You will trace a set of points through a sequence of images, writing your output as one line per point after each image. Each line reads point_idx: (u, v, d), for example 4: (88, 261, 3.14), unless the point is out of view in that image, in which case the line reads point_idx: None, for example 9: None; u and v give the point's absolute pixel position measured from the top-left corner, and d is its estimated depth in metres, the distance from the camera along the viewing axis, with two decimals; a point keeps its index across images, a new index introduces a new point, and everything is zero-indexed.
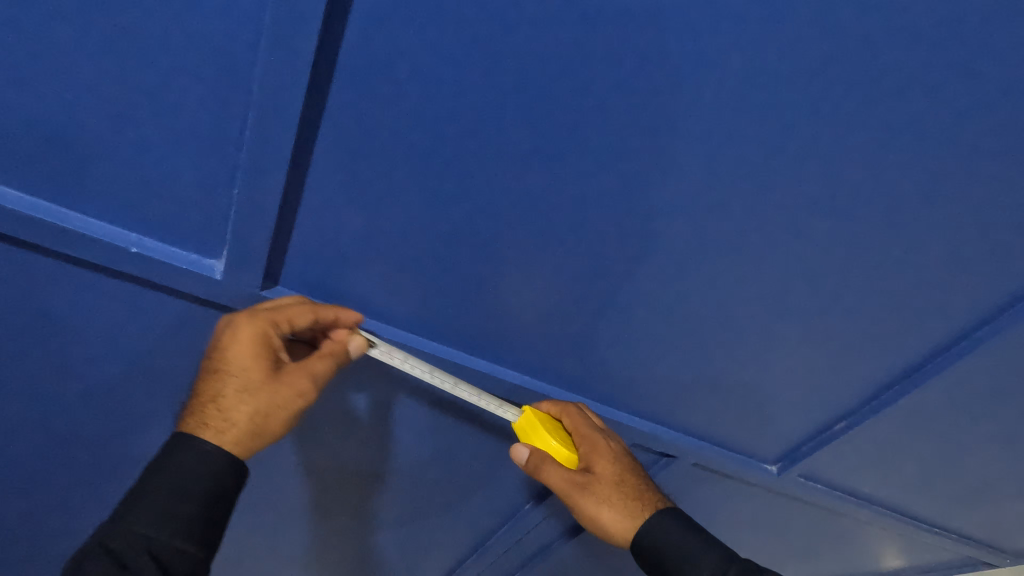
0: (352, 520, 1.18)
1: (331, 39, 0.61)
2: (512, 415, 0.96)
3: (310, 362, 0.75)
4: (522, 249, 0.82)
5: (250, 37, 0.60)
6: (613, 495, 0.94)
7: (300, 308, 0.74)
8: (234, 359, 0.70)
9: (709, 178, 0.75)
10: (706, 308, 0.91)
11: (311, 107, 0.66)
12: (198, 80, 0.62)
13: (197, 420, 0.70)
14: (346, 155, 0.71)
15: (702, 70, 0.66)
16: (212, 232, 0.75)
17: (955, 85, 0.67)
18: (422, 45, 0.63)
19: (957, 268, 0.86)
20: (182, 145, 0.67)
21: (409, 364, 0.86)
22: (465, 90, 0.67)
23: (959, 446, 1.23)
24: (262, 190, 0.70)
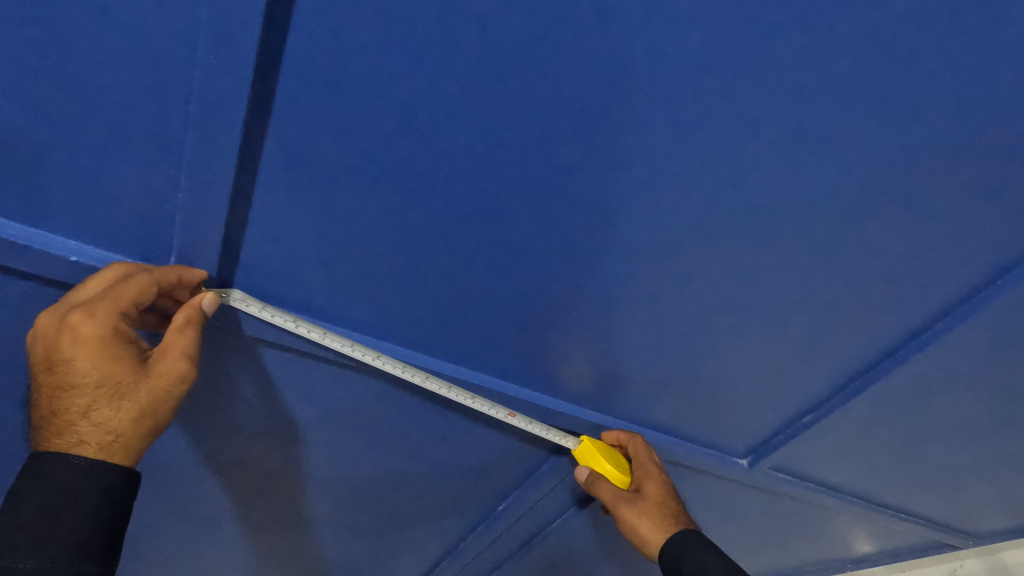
0: (309, 522, 1.12)
1: (275, 28, 0.54)
2: (416, 375, 0.84)
3: (172, 338, 0.64)
4: (494, 253, 0.75)
5: (187, 29, 0.53)
6: (653, 513, 1.01)
7: (142, 281, 0.60)
8: (90, 366, 0.60)
9: (694, 184, 0.70)
10: (687, 309, 0.86)
11: (257, 111, 0.58)
12: (131, 67, 0.54)
13: (70, 439, 0.62)
14: (301, 159, 0.62)
15: (685, 71, 0.60)
16: (156, 244, 0.67)
17: (958, 83, 0.62)
18: (379, 46, 0.56)
19: (946, 268, 0.83)
20: (117, 149, 0.59)
21: (269, 313, 0.73)
22: (433, 93, 0.60)
23: (930, 440, 1.22)
24: (210, 193, 0.63)
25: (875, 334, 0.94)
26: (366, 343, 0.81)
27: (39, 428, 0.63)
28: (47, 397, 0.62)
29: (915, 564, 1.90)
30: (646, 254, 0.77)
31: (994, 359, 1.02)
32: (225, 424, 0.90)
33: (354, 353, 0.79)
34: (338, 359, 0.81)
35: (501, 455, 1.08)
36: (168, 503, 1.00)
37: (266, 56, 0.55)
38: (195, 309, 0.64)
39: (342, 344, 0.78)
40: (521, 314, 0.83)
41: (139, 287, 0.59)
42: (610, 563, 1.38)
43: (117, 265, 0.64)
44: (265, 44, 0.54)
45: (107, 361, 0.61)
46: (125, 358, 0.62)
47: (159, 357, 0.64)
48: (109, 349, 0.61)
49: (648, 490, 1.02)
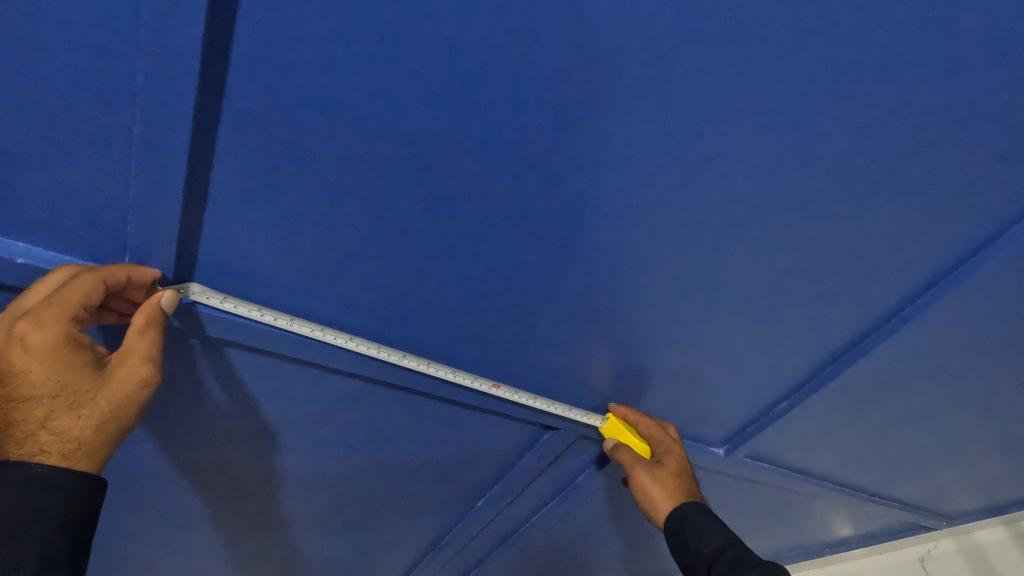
0: (287, 522, 1.12)
1: (218, 32, 0.51)
2: (393, 353, 0.83)
3: (130, 341, 0.63)
4: (464, 250, 0.74)
5: (124, 31, 0.50)
6: (668, 481, 0.99)
7: (92, 284, 0.59)
8: (45, 376, 0.59)
9: (659, 175, 0.70)
10: (656, 298, 0.86)
11: (205, 115, 0.56)
12: (70, 70, 0.52)
13: (29, 449, 0.60)
14: (256, 162, 0.60)
15: (645, 64, 0.59)
16: (109, 248, 0.65)
17: (912, 71, 0.63)
18: (331, 47, 0.53)
19: (908, 252, 0.84)
20: (60, 155, 0.57)
21: (232, 304, 0.71)
22: (389, 93, 0.57)
23: (899, 422, 1.24)
24: (163, 198, 0.61)
25: (842, 319, 0.95)
26: (337, 327, 0.79)
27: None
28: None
29: (892, 545, 1.94)
30: (615, 246, 0.78)
31: (958, 342, 1.04)
32: (196, 427, 0.89)
33: (325, 338, 0.78)
34: (308, 352, 0.80)
35: (477, 447, 1.09)
36: (141, 507, 0.99)
37: (213, 57, 0.52)
38: (154, 309, 0.64)
39: (311, 329, 0.77)
40: (492, 308, 0.83)
41: (87, 288, 0.58)
42: (591, 550, 1.41)
43: (65, 269, 0.61)
44: (210, 45, 0.52)
45: (63, 369, 0.59)
46: (82, 365, 0.61)
47: (118, 361, 0.63)
48: (65, 357, 0.59)
49: (667, 461, 1.02)
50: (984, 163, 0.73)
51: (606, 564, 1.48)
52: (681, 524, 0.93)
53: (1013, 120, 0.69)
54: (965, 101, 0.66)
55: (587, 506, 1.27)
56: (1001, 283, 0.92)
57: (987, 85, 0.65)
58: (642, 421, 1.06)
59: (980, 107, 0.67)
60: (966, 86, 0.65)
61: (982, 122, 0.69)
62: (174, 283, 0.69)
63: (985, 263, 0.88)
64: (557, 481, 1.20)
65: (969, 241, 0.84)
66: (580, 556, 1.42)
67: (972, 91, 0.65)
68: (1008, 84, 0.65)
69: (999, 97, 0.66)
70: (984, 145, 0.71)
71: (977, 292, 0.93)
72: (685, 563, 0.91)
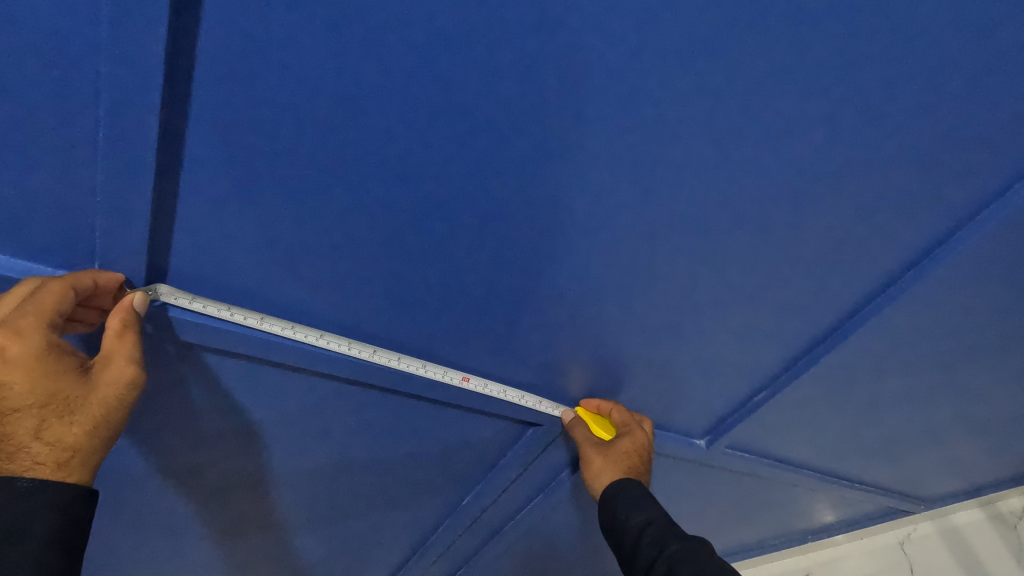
0: (274, 522, 1.13)
1: (181, 41, 0.52)
2: (364, 351, 0.84)
3: (109, 345, 0.64)
4: (439, 248, 0.76)
5: (88, 44, 0.51)
6: (613, 460, 1.02)
7: (60, 289, 0.60)
8: (32, 386, 0.59)
9: (624, 172, 0.72)
10: (628, 292, 0.89)
11: (171, 122, 0.57)
12: (34, 75, 0.52)
13: (23, 462, 0.60)
14: (226, 164, 0.61)
15: (602, 66, 0.61)
16: (81, 259, 0.66)
17: (861, 69, 0.65)
18: (294, 55, 0.55)
19: (870, 241, 0.87)
20: (28, 166, 0.58)
21: (202, 304, 0.72)
22: (354, 98, 0.59)
23: (870, 409, 1.28)
24: (133, 203, 0.61)
25: (810, 309, 0.98)
26: (308, 324, 0.80)
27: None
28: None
29: (874, 531, 1.99)
30: (587, 242, 0.80)
31: (925, 329, 1.08)
32: (178, 430, 0.90)
33: (296, 336, 0.79)
34: (283, 353, 0.80)
35: (459, 444, 1.10)
36: (126, 512, 0.99)
37: (177, 59, 0.53)
38: (127, 310, 0.65)
39: (282, 327, 0.78)
40: (470, 305, 0.85)
41: (57, 294, 0.59)
42: (578, 543, 1.43)
43: (30, 281, 0.62)
44: (174, 46, 0.52)
45: (50, 378, 0.60)
46: (67, 372, 0.61)
47: (102, 366, 0.64)
48: (48, 365, 0.60)
49: (622, 442, 1.03)
50: (941, 154, 0.76)
51: (593, 559, 1.50)
52: (619, 501, 0.96)
53: (965, 112, 0.71)
54: (919, 94, 0.69)
55: (571, 502, 1.29)
56: (960, 269, 0.96)
57: (939, 79, 0.67)
58: (615, 408, 1.08)
59: (934, 100, 0.70)
60: (919, 79, 0.67)
61: (936, 115, 0.71)
62: (142, 285, 0.69)
63: (946, 251, 0.91)
64: (541, 477, 1.22)
65: (927, 230, 0.88)
66: (567, 550, 1.44)
67: (926, 84, 0.68)
68: (958, 76, 0.67)
69: (951, 90, 0.69)
70: (940, 137, 0.74)
71: (941, 280, 0.97)
72: (610, 533, 0.96)
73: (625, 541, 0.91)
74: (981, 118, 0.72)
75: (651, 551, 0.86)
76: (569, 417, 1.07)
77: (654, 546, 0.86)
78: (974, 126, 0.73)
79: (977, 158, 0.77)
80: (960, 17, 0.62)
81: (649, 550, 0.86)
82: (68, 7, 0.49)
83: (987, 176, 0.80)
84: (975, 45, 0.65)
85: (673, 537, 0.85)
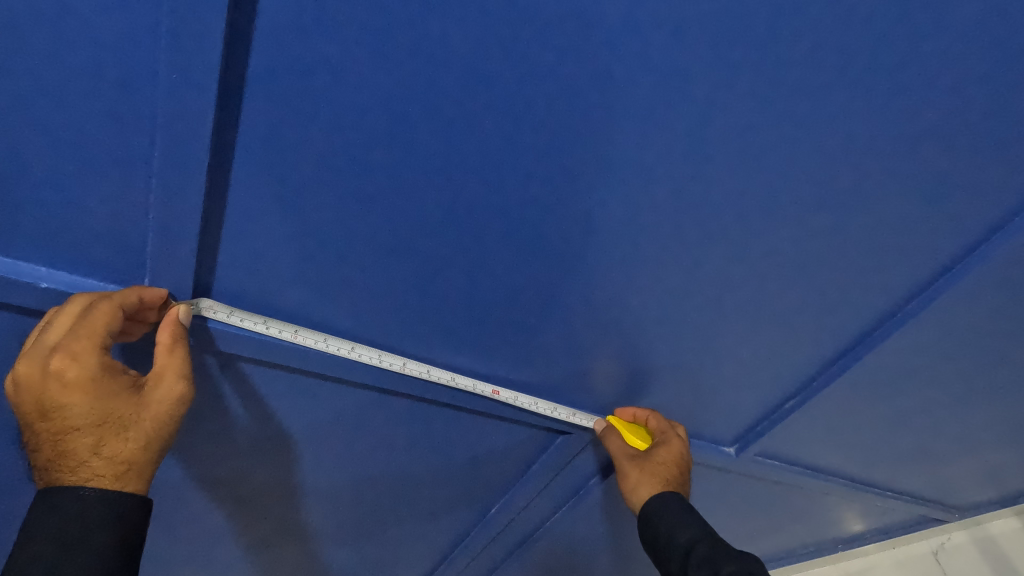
0: (305, 531, 1.14)
1: (234, 60, 0.54)
2: (396, 363, 0.85)
3: (159, 362, 0.66)
4: (474, 259, 0.77)
5: (146, 63, 0.53)
6: (652, 474, 1.01)
7: (109, 308, 0.61)
8: (89, 406, 0.61)
9: (659, 179, 0.72)
10: (661, 299, 0.89)
11: (221, 137, 0.59)
12: (92, 93, 0.54)
13: (82, 475, 0.62)
14: (271, 177, 0.63)
15: (638, 75, 0.62)
16: (131, 271, 0.68)
17: (900, 73, 0.65)
18: (339, 70, 0.56)
19: (906, 247, 0.87)
20: (83, 181, 0.59)
21: (239, 318, 0.73)
22: (395, 112, 0.60)
23: (905, 417, 1.27)
24: (182, 217, 0.62)
25: (843, 315, 0.98)
26: (340, 336, 0.81)
27: (44, 470, 0.63)
28: (48, 442, 0.62)
29: (906, 540, 1.96)
30: (621, 250, 0.80)
31: (964, 335, 1.07)
32: (218, 438, 0.92)
33: (329, 348, 0.80)
34: (319, 365, 0.82)
35: (491, 452, 1.11)
36: (166, 520, 1.01)
37: (229, 78, 0.55)
38: (175, 325, 0.66)
39: (315, 340, 0.78)
40: (503, 314, 0.86)
41: (108, 315, 0.61)
42: (606, 552, 1.42)
43: (81, 297, 0.62)
44: (227, 65, 0.54)
45: (104, 398, 0.62)
46: (120, 392, 0.64)
47: (155, 383, 0.66)
48: (103, 385, 0.62)
49: (659, 452, 1.03)
50: (979, 159, 0.76)
51: (621, 567, 1.50)
52: (657, 514, 0.97)
53: (1004, 116, 0.71)
54: (958, 98, 0.68)
55: (601, 509, 1.29)
56: (998, 274, 0.94)
57: (979, 80, 0.67)
58: (652, 415, 1.08)
59: (973, 103, 0.69)
60: (958, 81, 0.67)
61: (975, 119, 0.71)
62: (185, 299, 0.71)
63: (986, 256, 0.90)
64: (571, 485, 1.22)
65: (962, 235, 0.87)
66: (597, 558, 1.44)
67: (964, 89, 0.68)
68: (999, 79, 0.67)
69: (990, 94, 0.69)
70: (978, 141, 0.74)
71: (980, 285, 0.96)
72: (656, 558, 0.95)
73: (672, 562, 0.91)
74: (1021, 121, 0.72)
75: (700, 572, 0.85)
76: (601, 426, 1.07)
77: (704, 566, 0.85)
78: (1015, 128, 0.73)
79: (1016, 163, 0.77)
80: (1002, 19, 0.62)
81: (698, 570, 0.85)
82: (130, 27, 0.51)
83: None
84: (1017, 48, 0.64)
85: (722, 556, 0.85)
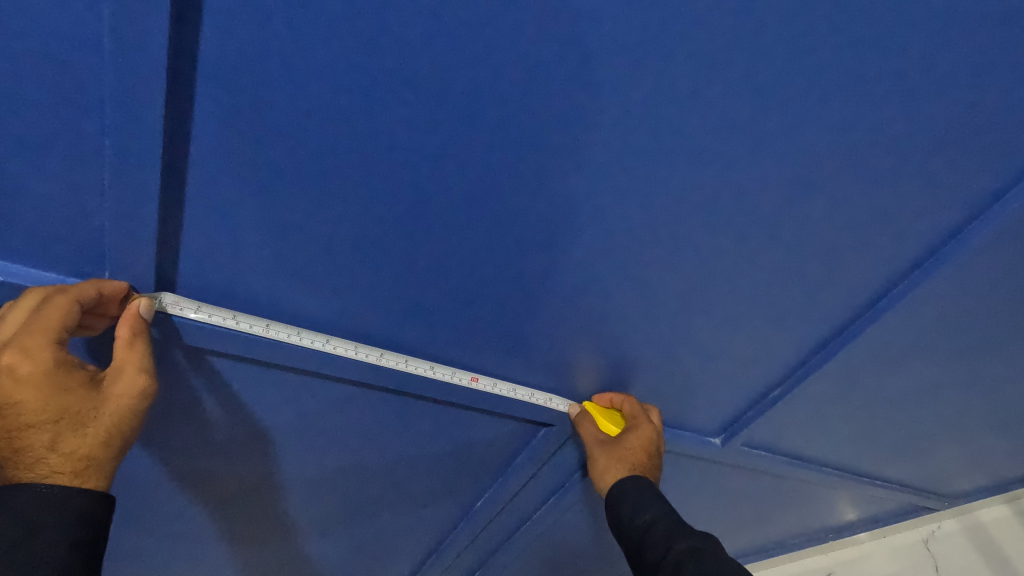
0: (287, 527, 1.14)
1: (184, 46, 0.53)
2: (371, 355, 0.85)
3: (118, 356, 0.65)
4: (446, 248, 0.76)
5: (93, 51, 0.52)
6: (621, 459, 1.01)
7: (64, 303, 0.60)
8: (45, 402, 0.61)
9: (627, 166, 0.72)
10: (636, 288, 0.89)
11: (175, 126, 0.58)
12: (39, 82, 0.53)
13: (40, 471, 0.61)
14: (229, 167, 0.62)
15: (599, 59, 0.61)
16: (92, 265, 0.67)
17: (865, 56, 0.64)
18: (293, 56, 0.55)
19: (882, 233, 0.87)
20: (35, 172, 0.58)
21: (207, 313, 0.72)
22: (353, 98, 0.59)
23: (889, 405, 1.27)
24: (139, 208, 0.62)
25: (822, 302, 0.98)
26: (314, 329, 0.81)
27: (1, 468, 0.62)
28: (2, 440, 0.61)
29: (897, 527, 1.96)
30: (594, 238, 0.80)
31: (943, 321, 1.07)
32: (193, 434, 0.91)
33: (303, 341, 0.79)
34: (292, 359, 0.81)
35: (472, 444, 1.11)
36: (145, 517, 1.01)
37: (179, 65, 0.54)
38: (134, 318, 0.66)
39: (288, 333, 0.78)
40: (478, 305, 0.85)
41: (62, 310, 0.60)
42: (593, 543, 1.43)
43: (36, 292, 0.62)
44: (176, 51, 0.53)
45: (60, 394, 0.61)
46: (78, 387, 0.63)
47: (114, 378, 0.65)
48: (58, 381, 0.61)
49: (629, 438, 1.02)
50: (951, 143, 0.76)
51: (610, 558, 1.50)
52: (621, 498, 0.97)
53: (973, 98, 0.71)
54: (924, 82, 0.68)
55: (587, 501, 1.29)
56: (975, 259, 0.94)
57: (946, 62, 0.67)
58: (626, 400, 1.07)
59: (941, 86, 0.69)
60: (925, 65, 0.66)
61: (943, 102, 0.71)
62: (148, 293, 0.70)
63: (961, 241, 0.90)
64: (555, 477, 1.22)
65: (938, 220, 0.87)
66: (585, 550, 1.44)
67: (931, 71, 0.67)
68: (965, 61, 0.67)
69: (957, 77, 0.68)
70: (948, 124, 0.73)
71: (957, 271, 0.96)
72: (617, 537, 0.95)
73: (630, 541, 0.91)
74: (991, 104, 0.72)
75: (657, 551, 0.85)
76: (576, 411, 1.07)
77: (661, 545, 0.85)
78: (986, 111, 0.72)
79: (987, 145, 0.77)
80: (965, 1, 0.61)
81: (655, 550, 0.85)
82: (72, 15, 0.50)
83: (999, 164, 0.80)
84: (980, 30, 0.64)
85: (679, 534, 0.85)
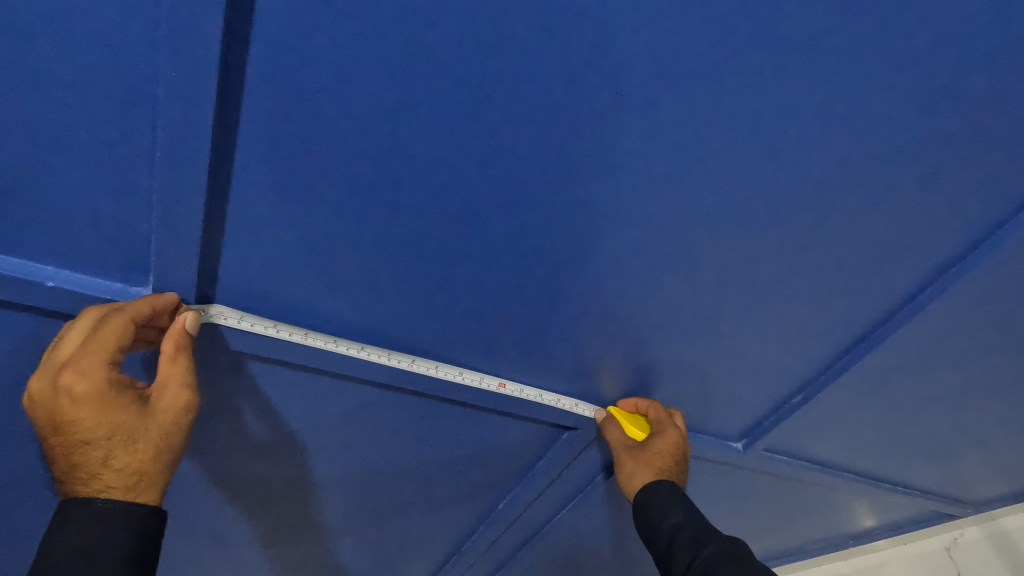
0: (315, 527, 1.16)
1: (233, 61, 0.55)
2: (404, 363, 0.88)
3: (163, 372, 0.68)
4: (477, 254, 0.78)
5: (148, 66, 0.55)
6: (648, 465, 1.02)
7: (116, 324, 0.63)
8: (98, 421, 0.63)
9: (655, 174, 0.73)
10: (662, 293, 0.90)
11: (222, 137, 0.60)
12: (98, 96, 0.56)
13: (96, 486, 0.64)
14: (271, 175, 0.64)
15: (629, 71, 0.63)
16: (139, 270, 0.70)
17: (891, 65, 0.66)
18: (335, 69, 0.58)
19: (907, 240, 0.87)
20: (90, 181, 0.61)
21: (250, 323, 0.76)
22: (391, 109, 0.62)
23: (913, 411, 1.27)
24: (184, 215, 0.64)
25: (847, 309, 0.98)
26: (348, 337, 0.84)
27: (61, 482, 0.65)
28: (63, 455, 0.65)
29: (919, 533, 1.95)
30: (622, 245, 0.81)
31: (968, 327, 1.07)
32: (229, 434, 0.93)
33: (338, 348, 0.83)
34: (327, 365, 0.84)
35: (497, 446, 1.12)
36: (181, 513, 1.04)
37: (228, 79, 0.56)
38: (179, 334, 0.69)
39: (325, 341, 0.81)
40: (507, 310, 0.87)
41: (117, 330, 0.63)
42: (614, 546, 1.44)
43: (93, 313, 0.65)
44: (225, 66, 0.55)
45: (112, 412, 0.64)
46: (128, 405, 0.65)
47: (160, 393, 0.68)
48: (110, 400, 0.64)
49: (655, 443, 1.03)
50: (977, 150, 0.76)
51: (630, 562, 1.51)
52: (648, 503, 0.98)
53: (999, 106, 0.72)
54: (950, 91, 0.69)
55: (609, 504, 1.30)
56: (1001, 266, 0.94)
57: (972, 71, 0.67)
58: (651, 404, 1.08)
59: (968, 95, 0.70)
60: (950, 74, 0.67)
61: (969, 110, 0.71)
62: (196, 305, 0.74)
63: (986, 248, 0.91)
64: (577, 480, 1.23)
65: (963, 228, 0.87)
66: (606, 553, 1.45)
67: (957, 80, 0.68)
68: (991, 70, 0.68)
69: (982, 86, 0.69)
70: (973, 132, 0.74)
71: (983, 277, 0.96)
72: (646, 540, 0.97)
73: (659, 545, 0.93)
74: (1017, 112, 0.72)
75: (686, 554, 0.86)
76: (601, 417, 1.08)
77: (688, 550, 0.86)
78: (1012, 118, 0.73)
79: (1014, 154, 0.77)
80: (990, 11, 0.62)
81: (683, 553, 0.87)
82: (131, 32, 0.52)
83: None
84: (1005, 39, 0.65)
85: (705, 539, 0.86)
